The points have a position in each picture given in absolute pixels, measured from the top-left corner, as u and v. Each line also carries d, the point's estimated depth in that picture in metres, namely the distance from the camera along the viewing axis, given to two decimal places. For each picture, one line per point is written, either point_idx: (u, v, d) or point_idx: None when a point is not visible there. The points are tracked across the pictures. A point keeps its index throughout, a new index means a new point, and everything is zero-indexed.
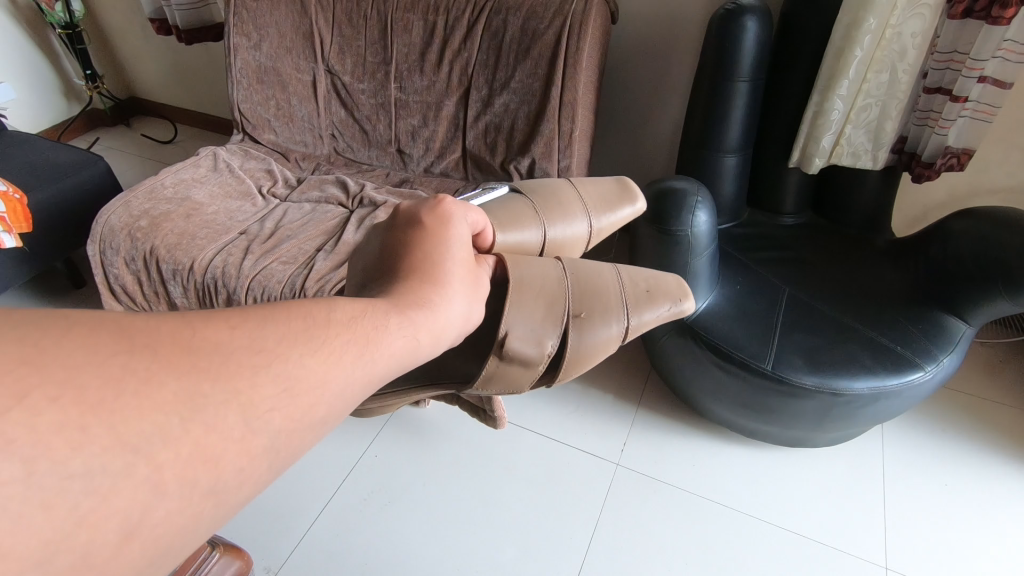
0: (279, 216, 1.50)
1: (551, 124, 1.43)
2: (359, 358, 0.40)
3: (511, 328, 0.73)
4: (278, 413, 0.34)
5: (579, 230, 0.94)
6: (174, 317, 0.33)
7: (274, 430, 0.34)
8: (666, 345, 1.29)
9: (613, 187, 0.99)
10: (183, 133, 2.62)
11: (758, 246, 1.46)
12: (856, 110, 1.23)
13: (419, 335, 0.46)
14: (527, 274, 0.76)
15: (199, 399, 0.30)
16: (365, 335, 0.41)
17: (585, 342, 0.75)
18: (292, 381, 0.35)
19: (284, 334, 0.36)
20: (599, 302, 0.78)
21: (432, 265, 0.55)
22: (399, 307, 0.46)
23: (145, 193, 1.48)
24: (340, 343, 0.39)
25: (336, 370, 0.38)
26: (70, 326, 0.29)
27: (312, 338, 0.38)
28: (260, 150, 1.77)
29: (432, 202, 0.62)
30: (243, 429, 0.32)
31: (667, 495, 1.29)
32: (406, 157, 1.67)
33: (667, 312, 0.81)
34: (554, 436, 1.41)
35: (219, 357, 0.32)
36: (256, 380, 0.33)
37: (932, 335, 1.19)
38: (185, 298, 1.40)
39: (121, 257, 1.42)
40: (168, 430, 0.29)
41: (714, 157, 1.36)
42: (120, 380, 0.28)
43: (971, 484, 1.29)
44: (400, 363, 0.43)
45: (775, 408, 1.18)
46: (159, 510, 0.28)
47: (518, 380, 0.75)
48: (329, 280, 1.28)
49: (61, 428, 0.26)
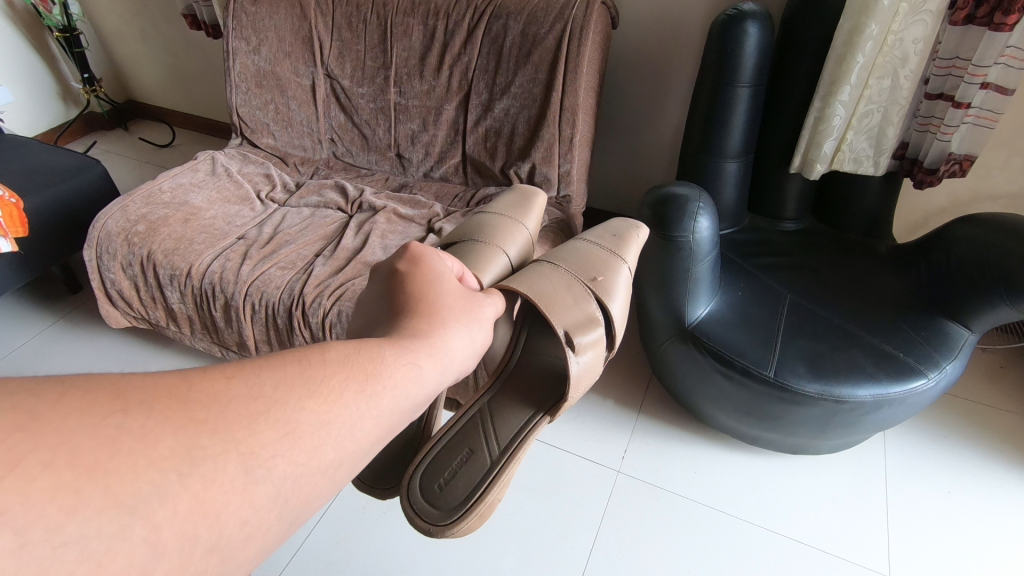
0: (278, 221, 1.49)
1: (551, 129, 1.42)
2: (359, 394, 0.46)
3: (566, 325, 0.91)
4: (281, 457, 0.39)
5: (524, 234, 1.14)
6: (172, 375, 0.38)
7: (279, 479, 0.39)
8: (667, 350, 1.28)
9: (515, 196, 1.24)
10: (182, 137, 2.62)
11: (758, 252, 1.45)
12: (858, 117, 1.23)
13: (418, 361, 0.52)
14: (541, 286, 0.94)
15: (196, 451, 0.35)
16: (363, 370, 0.47)
17: (615, 295, 1.00)
18: (289, 427, 0.40)
19: (280, 380, 0.42)
20: (598, 266, 1.03)
21: (422, 301, 0.60)
22: (394, 341, 0.52)
23: (143, 198, 1.47)
24: (338, 381, 0.45)
25: (338, 406, 0.44)
26: (66, 389, 0.34)
27: (308, 381, 0.44)
28: (259, 154, 1.77)
29: (401, 249, 0.67)
30: (245, 479, 0.37)
31: (668, 502, 1.28)
32: (406, 162, 1.67)
33: (635, 244, 1.11)
34: (559, 444, 1.40)
35: (216, 409, 0.38)
36: (254, 428, 0.38)
37: (936, 342, 1.18)
38: (183, 303, 1.38)
39: (118, 262, 1.40)
40: (165, 488, 0.34)
41: (715, 162, 1.36)
42: (113, 442, 0.33)
43: (973, 490, 1.28)
44: (403, 393, 0.49)
45: (776, 415, 1.18)
46: (158, 571, 0.32)
47: (594, 360, 0.94)
48: (328, 285, 1.27)
49: (54, 495, 0.30)
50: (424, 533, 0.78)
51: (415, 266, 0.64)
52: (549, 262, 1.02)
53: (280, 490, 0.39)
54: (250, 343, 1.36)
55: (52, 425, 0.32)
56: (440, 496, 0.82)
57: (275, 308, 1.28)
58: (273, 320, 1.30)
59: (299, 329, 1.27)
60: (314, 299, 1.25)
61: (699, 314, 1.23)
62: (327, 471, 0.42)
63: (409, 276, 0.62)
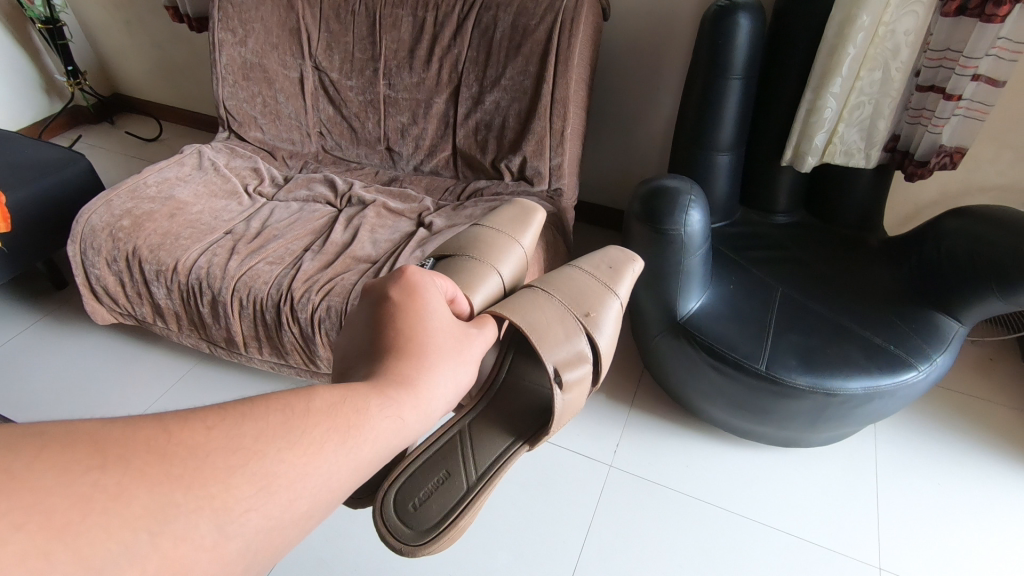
0: (266, 215, 1.47)
1: (542, 122, 1.41)
2: (340, 446, 0.45)
3: (555, 360, 0.88)
4: (255, 513, 0.39)
5: (518, 254, 1.12)
6: (150, 424, 0.38)
7: (249, 534, 0.39)
8: (659, 344, 1.28)
9: (517, 211, 1.22)
10: (169, 131, 2.59)
11: (750, 246, 1.45)
12: (849, 109, 1.22)
13: (402, 413, 0.51)
14: (534, 318, 0.90)
15: (170, 509, 0.35)
16: (345, 422, 0.47)
17: (604, 332, 0.96)
18: (265, 480, 0.40)
19: (262, 432, 0.42)
20: (590, 300, 0.98)
21: (410, 339, 0.58)
22: (379, 388, 0.51)
23: (127, 192, 1.45)
24: (320, 433, 0.45)
25: (316, 459, 0.43)
26: (43, 441, 0.34)
27: (290, 432, 0.43)
28: (246, 148, 1.75)
29: (398, 275, 0.64)
30: (216, 536, 0.37)
31: (661, 497, 1.27)
32: (396, 155, 1.66)
33: (630, 279, 1.07)
34: (551, 438, 1.40)
35: (193, 461, 0.38)
36: (230, 483, 0.38)
37: (926, 334, 1.18)
38: (169, 299, 1.36)
39: (102, 258, 1.38)
40: (135, 546, 0.33)
41: (707, 155, 1.35)
42: (87, 501, 0.33)
43: (963, 482, 1.29)
44: (383, 443, 0.49)
45: (768, 408, 1.18)
46: None
47: (577, 399, 0.90)
48: (317, 280, 1.25)
49: (25, 555, 0.30)
50: (395, 552, 0.75)
51: (409, 297, 0.61)
52: (540, 289, 0.97)
53: (249, 545, 0.39)
54: (238, 339, 1.34)
55: (28, 482, 0.32)
56: (413, 514, 0.79)
57: (262, 304, 1.27)
58: (262, 316, 1.28)
59: (288, 325, 1.25)
60: (303, 294, 1.23)
61: (690, 309, 1.23)
62: (299, 521, 0.42)
63: (402, 307, 0.60)
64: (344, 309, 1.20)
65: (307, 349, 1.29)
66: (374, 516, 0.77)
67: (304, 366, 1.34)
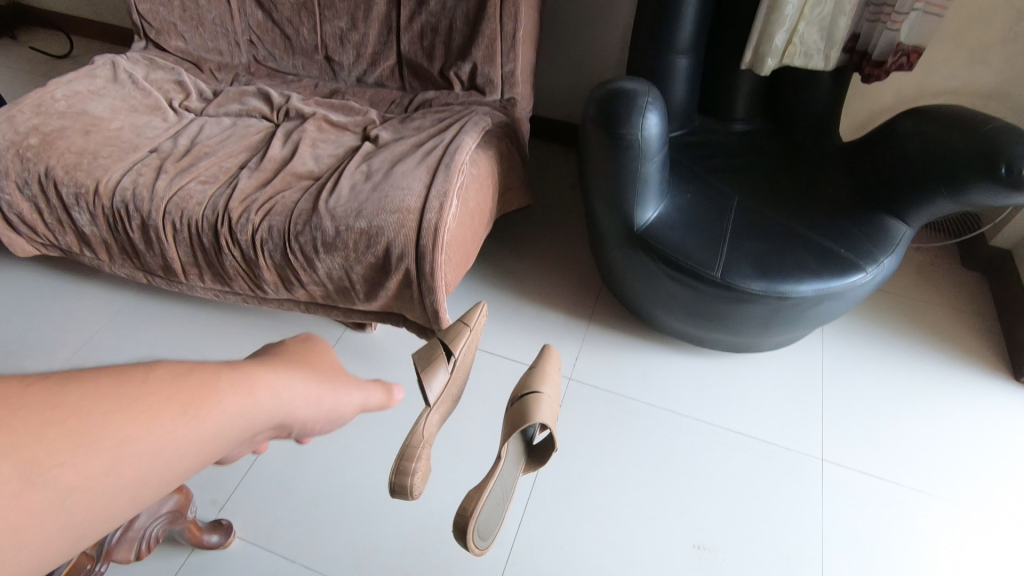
0: (195, 132, 1.35)
1: (491, 23, 1.31)
2: (200, 419, 0.42)
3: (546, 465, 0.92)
4: (114, 479, 0.37)
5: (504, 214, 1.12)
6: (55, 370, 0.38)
7: (97, 492, 0.37)
8: (617, 256, 1.26)
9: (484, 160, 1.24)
10: (82, 46, 2.33)
11: (708, 155, 1.42)
12: (810, 6, 1.18)
13: (257, 400, 0.48)
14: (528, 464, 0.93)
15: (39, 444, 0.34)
16: (210, 391, 0.44)
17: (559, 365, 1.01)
18: (133, 456, 0.38)
19: (157, 390, 0.41)
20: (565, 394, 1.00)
21: (303, 370, 0.56)
22: (246, 372, 0.48)
23: (32, 108, 1.30)
24: (203, 407, 0.43)
25: (200, 430, 0.42)
26: None
27: (177, 399, 0.42)
28: (168, 59, 1.58)
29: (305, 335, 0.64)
30: (69, 484, 0.35)
31: (617, 406, 1.30)
32: (336, 66, 1.53)
33: None
34: (509, 354, 1.39)
35: (84, 394, 0.37)
36: (108, 432, 0.37)
37: (875, 238, 1.20)
38: (94, 225, 1.26)
39: (12, 182, 1.25)
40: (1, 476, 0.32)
41: (665, 58, 1.29)
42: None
43: (899, 378, 1.36)
44: (234, 431, 0.45)
45: (722, 313, 1.20)
46: None
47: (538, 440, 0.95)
48: (255, 199, 1.17)
49: None
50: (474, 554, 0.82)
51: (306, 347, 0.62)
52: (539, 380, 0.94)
53: (99, 496, 0.37)
54: (175, 266, 1.26)
55: None
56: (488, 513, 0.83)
57: (197, 227, 1.18)
58: (198, 239, 1.20)
59: (228, 248, 1.18)
60: (241, 215, 1.15)
61: (647, 218, 1.20)
62: (137, 502, 0.40)
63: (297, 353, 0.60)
64: (286, 229, 1.13)
65: (251, 274, 1.22)
66: (466, 539, 0.77)
67: (251, 291, 1.27)
